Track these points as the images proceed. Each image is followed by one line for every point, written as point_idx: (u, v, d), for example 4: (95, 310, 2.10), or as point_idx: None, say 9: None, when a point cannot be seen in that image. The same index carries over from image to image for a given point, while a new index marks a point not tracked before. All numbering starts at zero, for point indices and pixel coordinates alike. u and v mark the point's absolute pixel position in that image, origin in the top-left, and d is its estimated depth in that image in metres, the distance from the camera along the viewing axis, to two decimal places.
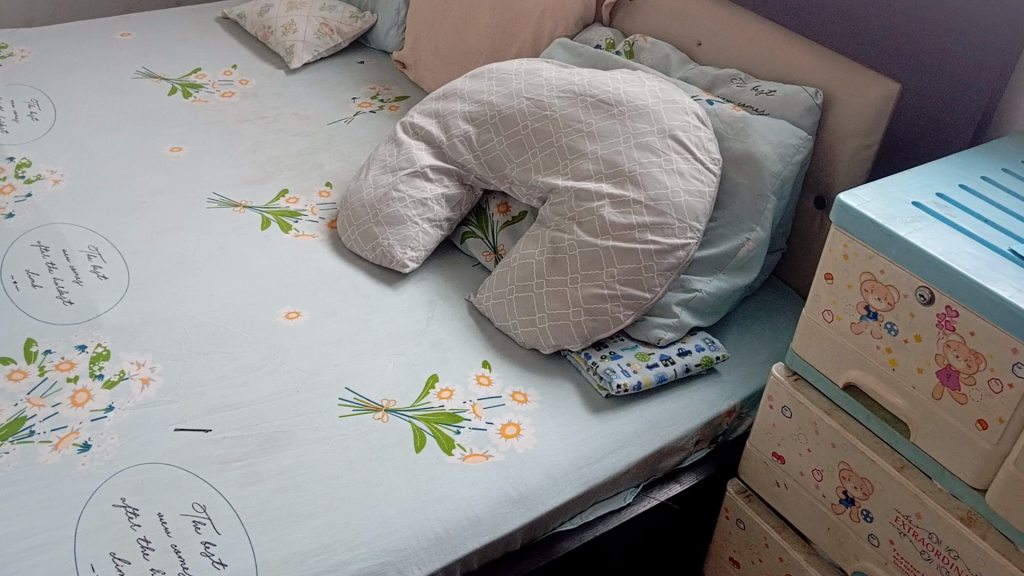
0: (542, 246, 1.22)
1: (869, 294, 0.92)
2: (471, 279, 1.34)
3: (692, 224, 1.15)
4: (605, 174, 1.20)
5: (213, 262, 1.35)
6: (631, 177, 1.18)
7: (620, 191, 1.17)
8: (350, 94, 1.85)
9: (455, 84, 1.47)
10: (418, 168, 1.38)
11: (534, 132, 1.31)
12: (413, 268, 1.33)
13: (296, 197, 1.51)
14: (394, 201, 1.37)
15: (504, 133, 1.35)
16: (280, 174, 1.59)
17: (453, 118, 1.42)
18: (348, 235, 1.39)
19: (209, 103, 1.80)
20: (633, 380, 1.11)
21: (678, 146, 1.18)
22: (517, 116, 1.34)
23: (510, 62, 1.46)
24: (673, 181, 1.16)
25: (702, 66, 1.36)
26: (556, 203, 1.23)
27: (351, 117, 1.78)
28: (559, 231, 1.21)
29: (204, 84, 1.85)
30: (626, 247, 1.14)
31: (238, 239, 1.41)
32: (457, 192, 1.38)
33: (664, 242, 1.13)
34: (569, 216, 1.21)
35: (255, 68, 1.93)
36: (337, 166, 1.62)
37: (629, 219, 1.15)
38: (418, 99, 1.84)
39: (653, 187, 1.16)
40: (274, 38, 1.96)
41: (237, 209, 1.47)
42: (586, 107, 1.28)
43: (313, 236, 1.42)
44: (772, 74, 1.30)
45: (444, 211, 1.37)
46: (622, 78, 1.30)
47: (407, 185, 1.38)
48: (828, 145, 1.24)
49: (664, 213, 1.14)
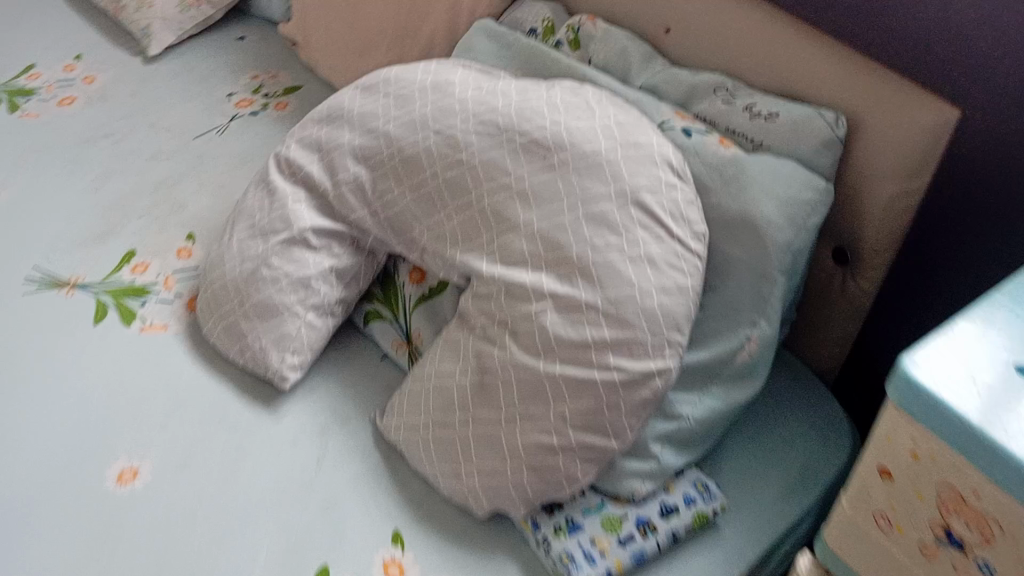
0: (465, 361, 0.88)
1: (949, 515, 0.59)
2: (379, 386, 1.00)
3: (670, 338, 0.80)
4: (544, 261, 0.84)
5: (25, 386, 1.00)
6: (581, 269, 0.82)
7: (567, 291, 0.82)
8: (227, 88, 1.44)
9: (344, 101, 1.09)
10: (295, 233, 1.01)
11: (447, 183, 0.94)
12: (297, 379, 0.99)
13: (146, 262, 1.15)
14: (264, 284, 1.00)
15: (406, 182, 0.98)
16: (130, 224, 1.21)
17: (340, 155, 1.04)
18: (211, 327, 1.04)
19: (42, 116, 1.38)
20: (600, 570, 0.79)
21: (645, 220, 0.82)
22: (423, 157, 0.97)
23: (414, 65, 1.07)
24: (640, 274, 0.80)
25: (672, 69, 0.98)
26: (483, 297, 0.88)
27: (227, 124, 1.37)
28: (486, 341, 0.86)
29: (37, 88, 1.44)
30: (579, 377, 0.80)
31: (64, 342, 1.05)
32: (351, 263, 1.02)
33: (632, 368, 0.79)
34: (499, 320, 0.86)
35: (106, 58, 1.51)
36: (205, 203, 1.24)
37: (582, 334, 0.80)
38: (313, 89, 1.44)
39: (613, 284, 0.80)
40: (127, 15, 1.53)
41: (64, 290, 1.11)
42: (513, 151, 0.90)
43: (166, 327, 1.07)
44: (770, 77, 0.92)
45: (334, 294, 1.01)
46: (562, 102, 0.91)
47: (281, 259, 1.01)
48: (854, 187, 0.88)
49: (630, 325, 0.79)
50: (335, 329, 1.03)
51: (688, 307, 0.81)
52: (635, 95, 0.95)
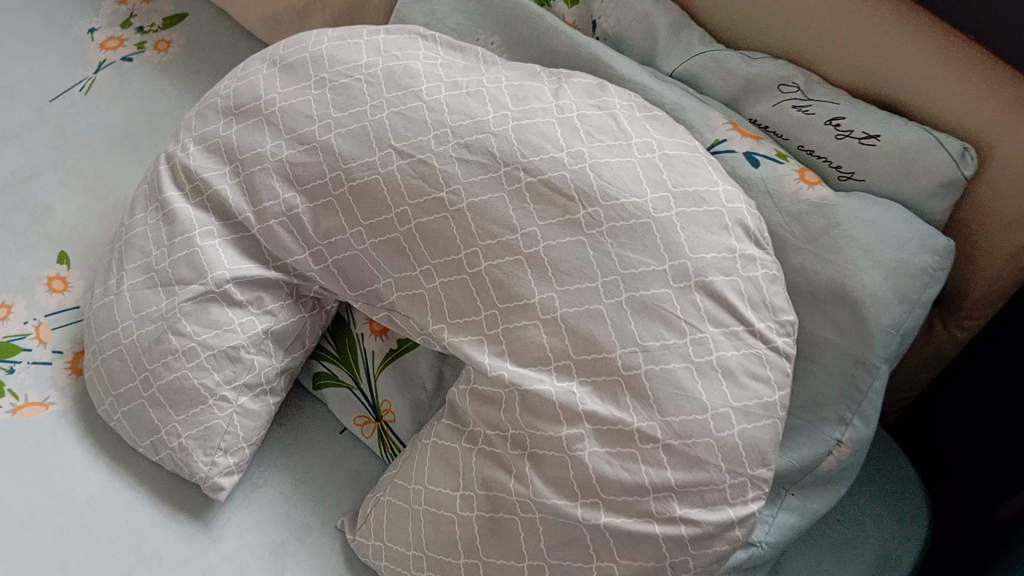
0: (466, 486, 0.66)
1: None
2: (344, 477, 0.78)
3: (754, 474, 0.60)
4: (575, 365, 0.61)
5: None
6: (629, 384, 0.60)
7: (611, 412, 0.60)
8: (86, 21, 1.10)
9: (257, 85, 0.79)
10: (214, 289, 0.74)
11: (419, 230, 0.68)
12: (234, 483, 0.76)
13: (7, 301, 0.86)
14: (175, 359, 0.75)
15: (361, 220, 0.71)
16: None
17: (263, 171, 0.75)
18: (109, 409, 0.78)
19: None
20: None
21: (714, 313, 0.60)
22: (383, 187, 0.70)
23: (355, 34, 0.78)
24: (713, 393, 0.59)
25: (716, 49, 0.72)
26: (487, 399, 0.65)
27: (93, 76, 1.05)
28: (497, 463, 0.65)
29: None
30: (634, 531, 0.59)
31: None
32: (292, 321, 0.77)
33: (704, 520, 0.59)
34: (513, 439, 0.64)
35: None
36: (76, 205, 0.94)
37: (638, 477, 0.59)
38: (202, 21, 1.11)
39: (675, 408, 0.59)
40: None
41: None
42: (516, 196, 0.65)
43: (47, 405, 0.80)
44: (858, 74, 0.66)
45: (273, 364, 0.77)
46: (581, 121, 0.66)
47: (195, 324, 0.75)
48: (969, 227, 0.66)
49: (701, 465, 0.59)
50: (277, 404, 0.79)
51: (775, 430, 0.60)
52: (672, 95, 0.70)
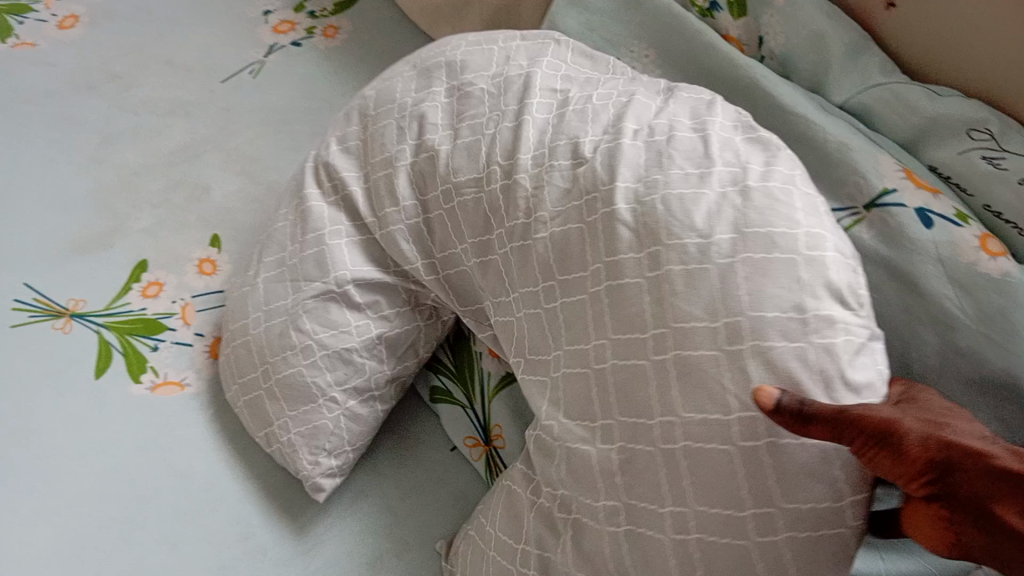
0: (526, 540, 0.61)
1: (889, 417, 0.43)
2: (450, 497, 0.77)
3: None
4: (614, 426, 0.54)
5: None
6: (663, 467, 0.52)
7: (645, 489, 0.53)
8: (264, 4, 1.14)
9: (395, 88, 0.77)
10: (336, 287, 0.74)
11: (508, 252, 0.64)
12: (334, 486, 0.76)
13: (159, 279, 0.91)
14: (293, 355, 0.75)
15: (460, 233, 0.68)
16: (140, 217, 0.95)
17: (383, 176, 0.73)
18: (232, 394, 0.80)
19: (38, 45, 1.11)
20: None
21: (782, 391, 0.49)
22: (484, 201, 0.66)
23: (491, 39, 0.75)
24: (765, 487, 0.48)
25: (900, 80, 0.63)
26: (547, 447, 0.60)
27: (263, 59, 1.08)
28: (551, 522, 0.60)
29: (32, 4, 1.15)
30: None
31: (56, 403, 0.82)
32: (408, 327, 0.76)
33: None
34: (563, 498, 0.59)
35: None
36: (232, 187, 0.97)
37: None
38: (371, 10, 1.12)
39: (707, 498, 0.50)
40: None
41: (60, 322, 0.87)
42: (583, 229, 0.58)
43: (182, 385, 0.84)
44: None
45: (384, 367, 0.76)
46: (672, 152, 0.57)
47: (313, 322, 0.74)
48: None
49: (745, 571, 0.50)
50: (385, 411, 0.78)
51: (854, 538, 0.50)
52: (838, 133, 0.62)
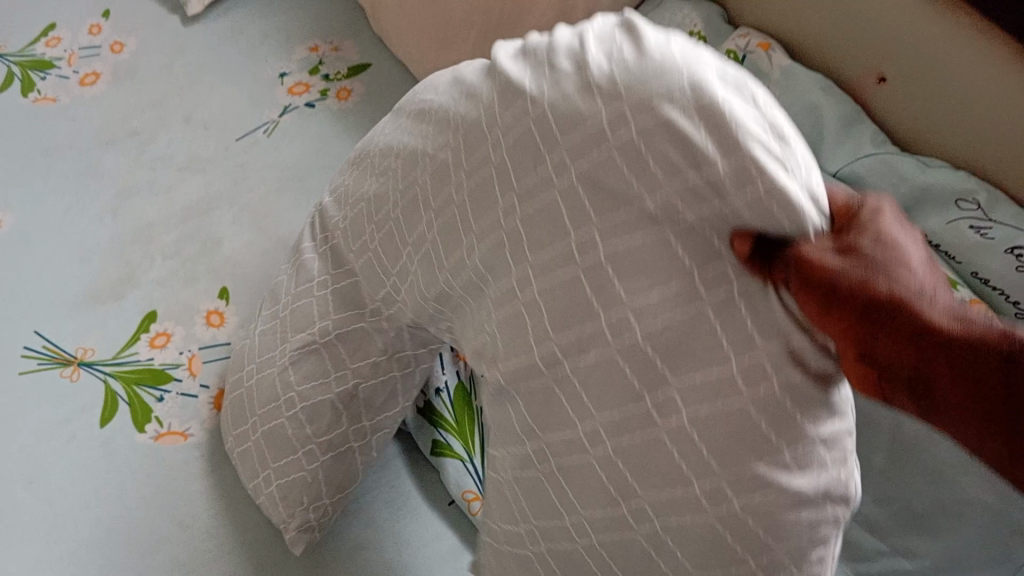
0: (507, 542, 0.54)
1: (830, 260, 0.37)
2: (449, 556, 0.78)
3: (805, 561, 0.44)
4: (558, 387, 0.47)
5: (3, 519, 0.78)
6: (627, 416, 0.45)
7: (579, 477, 0.48)
8: (280, 64, 1.17)
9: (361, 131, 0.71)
10: (316, 338, 0.71)
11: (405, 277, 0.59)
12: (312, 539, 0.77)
13: (167, 329, 0.92)
14: (285, 412, 0.74)
15: (361, 265, 0.64)
16: (152, 270, 0.98)
17: (334, 217, 0.70)
18: (235, 437, 0.81)
19: (59, 100, 1.15)
20: None
21: (703, 332, 0.42)
22: (371, 223, 0.62)
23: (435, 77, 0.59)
24: (727, 437, 0.42)
25: (892, 153, 0.65)
26: (502, 425, 0.53)
27: (277, 119, 1.11)
28: (514, 546, 0.54)
29: (55, 60, 1.20)
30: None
31: (63, 451, 0.83)
32: (389, 379, 0.72)
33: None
34: (519, 513, 0.52)
35: (137, 15, 1.25)
36: (243, 242, 0.99)
37: (665, 556, 0.46)
38: (384, 72, 1.16)
39: (652, 461, 0.44)
40: None
41: (68, 371, 0.89)
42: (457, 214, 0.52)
43: (185, 435, 0.85)
44: None
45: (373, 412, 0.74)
46: (506, 63, 0.50)
47: (297, 373, 0.73)
48: None
49: (721, 547, 0.43)
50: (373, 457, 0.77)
51: (844, 491, 0.44)
52: None
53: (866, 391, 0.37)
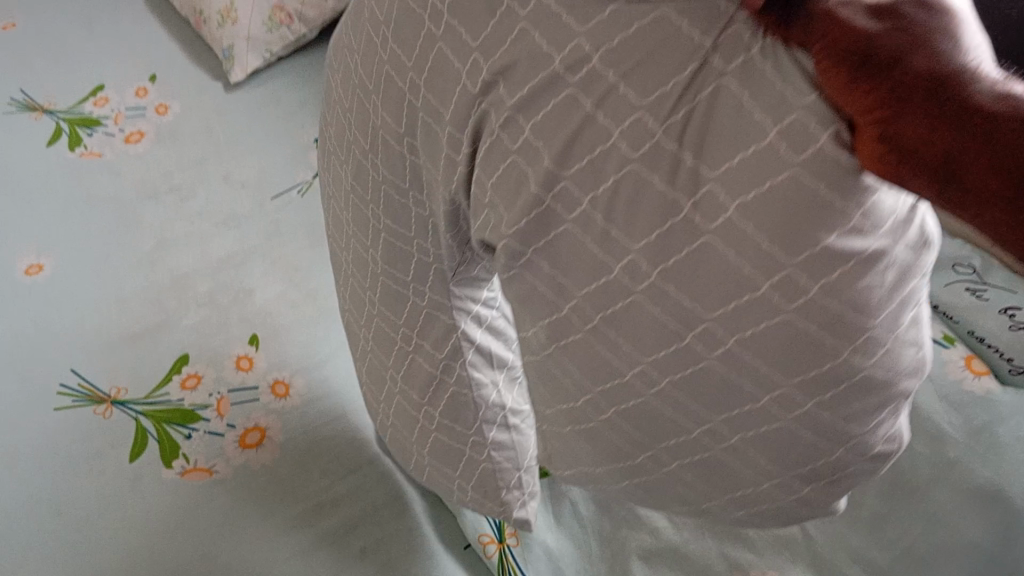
0: (571, 423, 0.47)
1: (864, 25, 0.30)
2: None
3: (899, 325, 0.35)
4: (583, 234, 0.39)
5: (32, 544, 0.81)
6: (670, 230, 0.35)
7: (645, 335, 0.39)
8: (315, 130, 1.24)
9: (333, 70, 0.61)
10: (398, 339, 0.63)
11: (424, 236, 0.54)
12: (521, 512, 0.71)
13: (198, 372, 0.96)
14: (430, 423, 0.66)
15: (382, 254, 0.59)
16: (186, 315, 1.02)
17: (343, 260, 0.67)
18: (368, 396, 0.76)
19: (105, 156, 1.22)
20: None
21: (726, 129, 0.33)
22: (363, 209, 0.58)
23: None
24: (789, 217, 0.32)
25: None
26: (528, 302, 0.44)
27: (310, 180, 1.17)
28: (601, 445, 0.46)
29: (102, 118, 1.27)
30: (803, 449, 0.39)
31: (92, 483, 0.86)
32: (482, 346, 0.59)
33: (880, 429, 0.38)
34: (590, 403, 0.44)
35: (183, 81, 1.33)
36: (274, 293, 1.04)
37: (752, 376, 0.37)
38: None
39: (710, 300, 0.36)
40: (208, 29, 1.35)
41: (101, 407, 0.92)
42: (399, 136, 0.50)
43: (209, 469, 0.87)
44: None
45: (492, 395, 0.62)
46: None
47: (417, 390, 0.64)
48: None
49: (815, 344, 0.35)
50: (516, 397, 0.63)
51: (922, 229, 0.34)
52: None
53: (877, 170, 0.30)
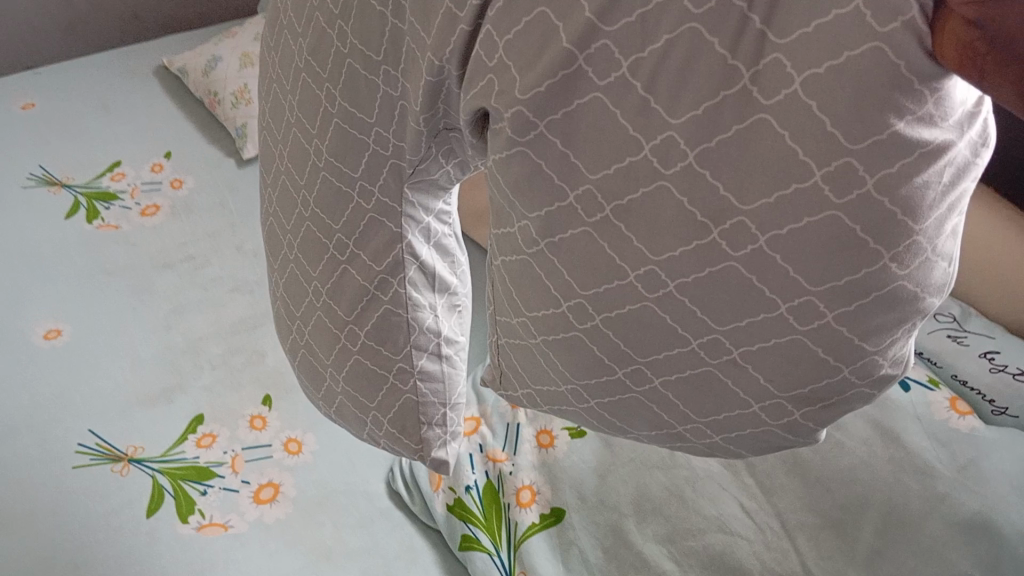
0: (545, 332, 0.42)
1: None
2: None
3: (943, 224, 0.31)
4: (544, 160, 0.37)
5: None
6: (721, 102, 0.31)
7: (647, 226, 0.35)
8: None
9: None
10: (330, 248, 0.54)
11: (371, 178, 0.49)
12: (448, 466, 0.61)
13: (213, 431, 0.99)
14: (351, 346, 0.56)
15: (314, 194, 0.54)
16: (201, 377, 1.06)
17: (280, 162, 0.58)
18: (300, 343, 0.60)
19: (122, 227, 1.26)
20: None
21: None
22: (321, 102, 0.51)
23: None
24: (859, 97, 0.28)
25: None
26: (521, 187, 0.39)
27: None
28: (580, 354, 0.41)
29: (119, 192, 1.32)
30: (806, 371, 0.34)
31: (111, 538, 0.88)
32: (429, 266, 0.52)
33: (891, 348, 0.34)
34: (572, 307, 0.39)
35: (196, 157, 1.39)
36: (286, 355, 1.09)
37: (768, 280, 0.32)
38: None
39: (748, 183, 0.31)
40: (222, 110, 1.41)
41: (118, 465, 0.95)
42: (367, 57, 0.46)
43: (225, 524, 0.90)
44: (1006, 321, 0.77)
45: (431, 320, 0.54)
46: None
47: (349, 307, 0.54)
48: None
49: (855, 245, 0.30)
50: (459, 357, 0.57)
51: (980, 127, 0.32)
52: None
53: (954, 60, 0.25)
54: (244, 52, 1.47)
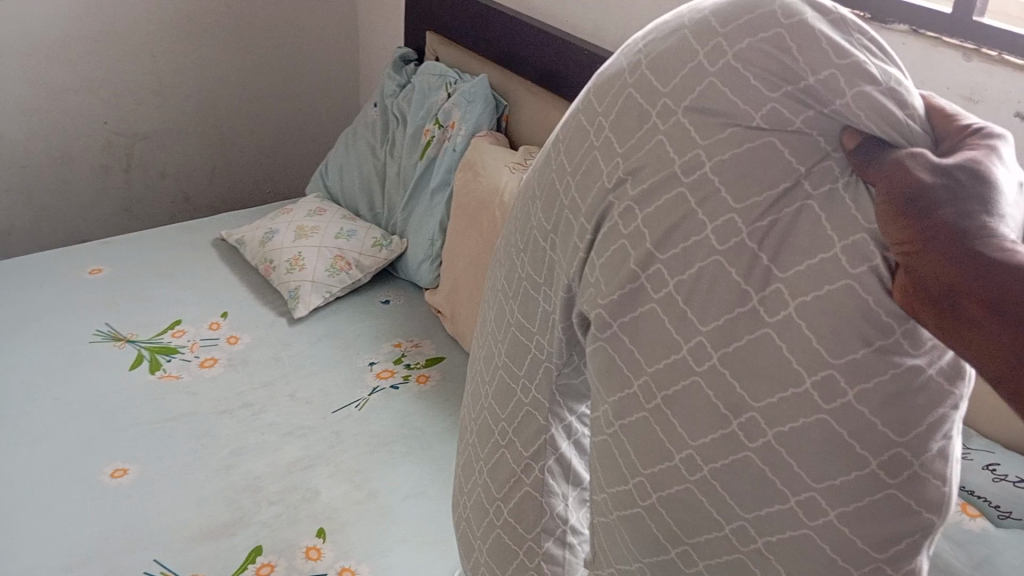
0: (617, 508, 0.63)
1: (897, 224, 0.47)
2: None
3: (925, 455, 0.51)
4: (616, 352, 0.61)
5: None
6: (735, 316, 0.53)
7: (703, 424, 0.56)
8: (370, 357, 1.43)
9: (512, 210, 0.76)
10: (496, 434, 0.75)
11: (532, 376, 0.70)
12: None
13: (272, 561, 1.05)
14: (495, 520, 0.76)
15: (490, 390, 0.76)
16: (259, 511, 1.13)
17: (475, 365, 0.81)
18: (462, 504, 0.81)
19: (182, 377, 1.37)
20: None
21: (798, 246, 0.52)
22: (503, 315, 0.74)
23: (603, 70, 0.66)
24: (832, 323, 0.50)
25: None
26: (604, 375, 0.62)
27: (368, 397, 1.34)
28: (653, 536, 0.61)
29: (180, 347, 1.44)
30: (822, 569, 0.53)
31: None
32: (565, 458, 0.72)
33: (905, 566, 0.53)
34: (645, 487, 0.60)
35: (251, 317, 1.52)
36: (340, 490, 1.17)
37: (784, 476, 0.53)
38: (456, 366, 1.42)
39: (758, 390, 0.53)
40: (277, 274, 1.57)
41: None
42: (534, 282, 0.70)
43: None
44: (1003, 434, 0.90)
45: (561, 505, 0.73)
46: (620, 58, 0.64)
47: (495, 484, 0.75)
48: None
49: (846, 451, 0.51)
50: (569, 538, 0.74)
51: (954, 365, 0.51)
52: None
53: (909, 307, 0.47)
54: (298, 225, 1.64)
